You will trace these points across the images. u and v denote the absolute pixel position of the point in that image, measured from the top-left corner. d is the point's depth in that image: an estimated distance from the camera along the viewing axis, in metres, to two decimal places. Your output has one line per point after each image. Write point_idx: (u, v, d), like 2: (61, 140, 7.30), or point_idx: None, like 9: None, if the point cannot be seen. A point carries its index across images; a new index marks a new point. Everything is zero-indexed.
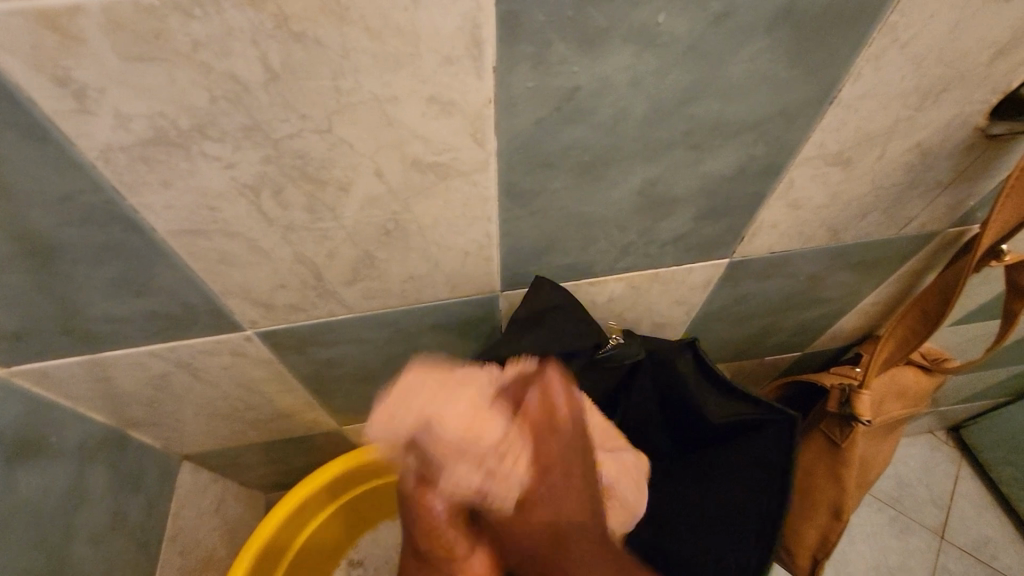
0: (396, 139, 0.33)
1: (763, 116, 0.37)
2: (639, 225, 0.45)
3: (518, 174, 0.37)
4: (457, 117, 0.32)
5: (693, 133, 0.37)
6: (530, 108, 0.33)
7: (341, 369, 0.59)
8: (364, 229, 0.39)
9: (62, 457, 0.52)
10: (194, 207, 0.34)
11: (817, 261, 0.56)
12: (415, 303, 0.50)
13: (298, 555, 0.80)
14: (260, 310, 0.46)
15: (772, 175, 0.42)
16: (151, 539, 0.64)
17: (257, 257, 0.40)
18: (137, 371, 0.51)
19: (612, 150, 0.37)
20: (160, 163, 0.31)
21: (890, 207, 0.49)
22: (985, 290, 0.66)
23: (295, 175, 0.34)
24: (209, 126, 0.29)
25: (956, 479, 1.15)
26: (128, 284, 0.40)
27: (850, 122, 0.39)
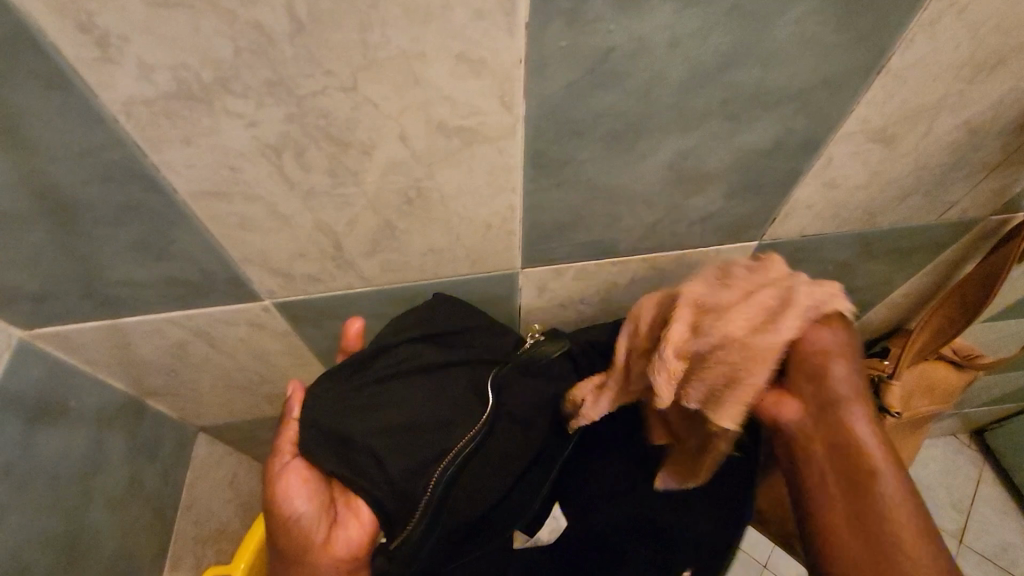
0: (422, 99, 0.32)
1: (805, 86, 0.35)
2: (667, 201, 0.44)
3: (545, 143, 0.36)
4: (485, 77, 0.31)
5: (731, 102, 0.35)
6: (562, 70, 0.32)
7: (358, 344, 0.59)
8: (386, 196, 0.38)
9: (81, 421, 0.52)
10: (216, 166, 0.34)
11: (850, 247, 0.54)
12: (434, 278, 0.49)
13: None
14: (279, 279, 0.46)
15: (810, 152, 0.41)
16: (166, 508, 0.65)
17: (277, 223, 0.39)
18: (156, 338, 0.51)
19: (644, 119, 0.36)
20: (183, 119, 0.30)
21: (932, 190, 0.47)
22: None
23: (318, 135, 0.33)
24: (233, 80, 0.29)
25: (978, 483, 1.12)
26: (148, 247, 0.39)
27: (897, 95, 0.37)
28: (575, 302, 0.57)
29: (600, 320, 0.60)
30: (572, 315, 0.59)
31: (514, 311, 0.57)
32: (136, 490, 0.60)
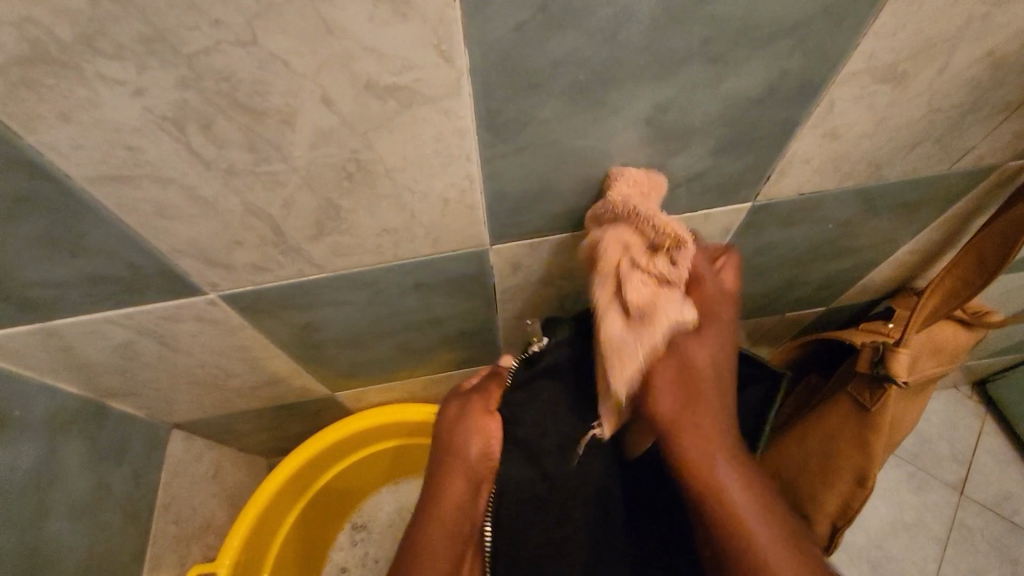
0: (341, 52, 0.26)
1: (802, 16, 0.29)
2: (647, 162, 0.39)
3: (499, 100, 0.31)
4: (415, 21, 0.26)
5: (714, 41, 0.30)
6: (507, 8, 0.26)
7: (325, 333, 0.55)
8: (321, 172, 0.33)
9: (29, 430, 0.49)
10: (109, 146, 0.29)
11: (854, 203, 0.49)
12: (395, 261, 0.44)
13: (278, 562, 0.79)
14: (219, 271, 0.41)
15: (807, 97, 0.35)
16: (140, 509, 0.62)
17: (201, 210, 0.35)
18: (98, 340, 0.47)
19: (612, 67, 0.30)
20: (50, 90, 0.25)
21: (946, 135, 0.42)
22: None
23: (224, 103, 0.28)
24: (98, 37, 0.23)
25: (979, 435, 1.10)
26: (56, 243, 0.35)
27: (910, 24, 0.31)
28: (554, 278, 0.52)
29: (583, 294, 0.56)
30: (552, 291, 0.55)
31: (489, 290, 0.52)
32: (103, 496, 0.57)
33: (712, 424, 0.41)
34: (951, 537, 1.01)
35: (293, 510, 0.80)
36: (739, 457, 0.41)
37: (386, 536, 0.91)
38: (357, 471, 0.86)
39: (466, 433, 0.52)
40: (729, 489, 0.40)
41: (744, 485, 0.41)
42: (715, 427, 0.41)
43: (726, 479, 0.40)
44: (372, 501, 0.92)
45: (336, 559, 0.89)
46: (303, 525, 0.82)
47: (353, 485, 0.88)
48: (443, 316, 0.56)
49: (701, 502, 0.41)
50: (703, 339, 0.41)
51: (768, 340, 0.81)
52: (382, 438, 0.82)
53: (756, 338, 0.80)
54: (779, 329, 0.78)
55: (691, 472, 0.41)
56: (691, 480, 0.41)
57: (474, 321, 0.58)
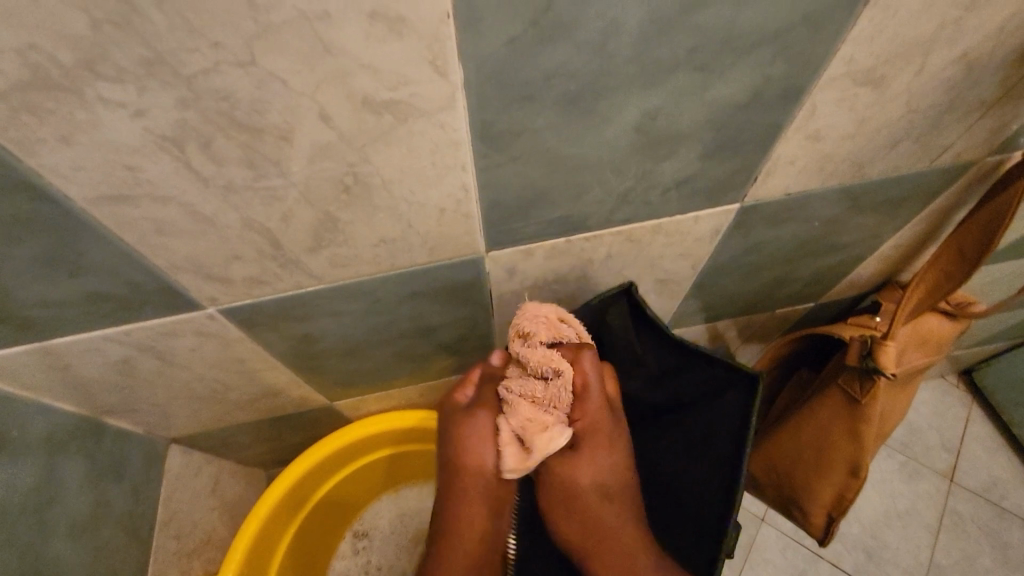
0: (338, 70, 0.27)
1: (783, 25, 0.31)
2: (638, 168, 0.39)
3: (493, 112, 0.32)
4: (410, 39, 0.26)
5: (700, 51, 0.31)
6: (500, 24, 0.27)
7: (323, 344, 0.55)
8: (320, 186, 0.34)
9: (27, 450, 0.49)
10: (109, 167, 0.29)
11: (838, 202, 0.51)
12: (393, 270, 0.45)
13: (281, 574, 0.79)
14: (218, 285, 0.41)
15: (790, 102, 0.36)
16: (140, 526, 0.62)
17: (201, 226, 0.35)
18: (96, 357, 0.47)
19: (602, 78, 0.31)
20: (50, 114, 0.25)
21: (924, 134, 0.43)
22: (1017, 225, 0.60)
23: (223, 122, 0.28)
24: (99, 61, 0.24)
25: (966, 422, 1.12)
26: (55, 263, 0.35)
27: (887, 29, 0.32)
28: (549, 282, 0.53)
29: (578, 296, 0.57)
30: (547, 294, 0.56)
31: (485, 296, 0.53)
32: (103, 514, 0.57)
33: (604, 455, 0.57)
34: (943, 523, 1.03)
35: (294, 521, 0.80)
36: (628, 512, 0.58)
37: (387, 543, 0.91)
38: (357, 480, 0.86)
39: (484, 451, 0.56)
40: (627, 537, 0.57)
41: (631, 519, 0.58)
42: (597, 471, 0.57)
43: (639, 550, 0.55)
44: (373, 509, 0.92)
45: (338, 568, 0.89)
46: (304, 535, 0.82)
47: (354, 493, 0.88)
48: (440, 323, 0.57)
49: (590, 528, 0.57)
50: (586, 383, 0.55)
51: (759, 336, 0.83)
52: (382, 445, 0.82)
53: (748, 334, 0.81)
54: (770, 325, 0.80)
55: (598, 531, 0.57)
56: (575, 488, 0.57)
57: (470, 326, 0.59)
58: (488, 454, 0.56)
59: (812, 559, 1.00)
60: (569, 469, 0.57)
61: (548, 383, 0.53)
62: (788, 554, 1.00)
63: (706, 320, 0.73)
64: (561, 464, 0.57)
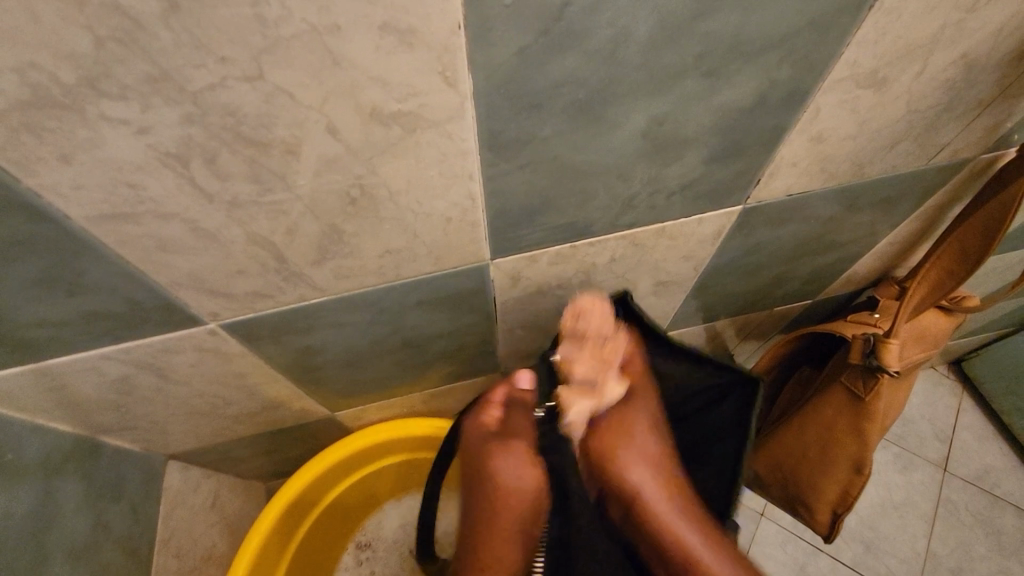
0: (347, 82, 0.26)
1: (791, 29, 0.31)
2: (643, 173, 0.39)
3: (502, 121, 0.31)
4: (420, 50, 0.26)
5: (708, 56, 0.31)
6: (510, 33, 0.26)
7: (325, 355, 0.54)
8: (326, 199, 0.33)
9: (23, 473, 0.47)
10: (111, 185, 0.28)
11: (838, 201, 0.51)
12: (396, 280, 0.44)
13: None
14: (220, 300, 0.41)
15: (795, 104, 0.37)
16: (140, 545, 0.60)
17: (203, 241, 0.34)
18: (93, 376, 0.46)
19: (611, 85, 0.31)
20: (51, 133, 0.25)
21: (922, 134, 0.44)
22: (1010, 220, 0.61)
23: (229, 137, 0.27)
24: (103, 79, 0.23)
25: (958, 412, 1.14)
26: (53, 282, 0.34)
27: (891, 32, 0.33)
28: (553, 287, 0.53)
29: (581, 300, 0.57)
30: (550, 300, 0.55)
31: (489, 303, 0.53)
32: (102, 535, 0.55)
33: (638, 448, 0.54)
34: (938, 513, 1.04)
35: (297, 533, 0.79)
36: (696, 521, 0.54)
37: (390, 553, 0.90)
38: (359, 490, 0.85)
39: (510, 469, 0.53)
40: (685, 530, 0.53)
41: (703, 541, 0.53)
42: (638, 459, 0.54)
43: (690, 540, 0.53)
44: (375, 519, 0.91)
45: None
46: (306, 550, 0.81)
47: (355, 504, 0.87)
48: (443, 331, 0.56)
49: (663, 540, 0.54)
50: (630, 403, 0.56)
51: (757, 334, 0.83)
52: (382, 455, 0.82)
53: (746, 333, 0.82)
54: (768, 324, 0.80)
55: (644, 523, 0.54)
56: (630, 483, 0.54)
57: (473, 334, 0.59)
58: (518, 475, 0.53)
59: (812, 553, 1.00)
60: (636, 479, 0.54)
61: (590, 347, 0.54)
62: (789, 548, 1.01)
63: (705, 320, 0.73)
64: (607, 469, 0.55)
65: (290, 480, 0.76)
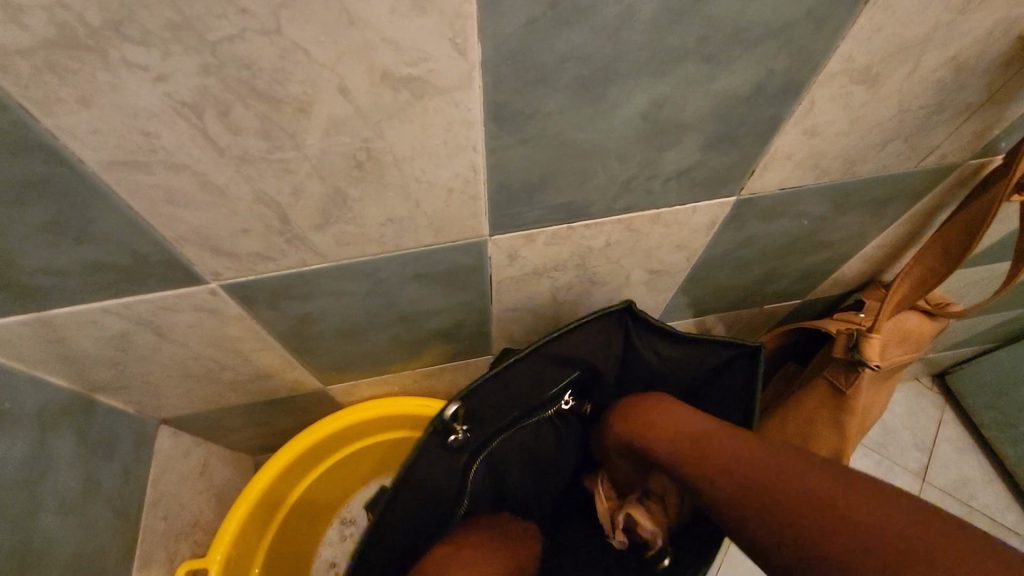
0: (361, 43, 0.28)
1: (789, 20, 0.32)
2: (643, 156, 0.41)
3: (508, 94, 0.32)
4: (433, 14, 0.27)
5: (709, 40, 0.32)
6: (520, 6, 0.28)
7: (323, 324, 0.55)
8: (333, 161, 0.34)
9: (19, 423, 0.48)
10: (126, 131, 0.29)
11: (830, 198, 0.53)
12: (396, 251, 0.45)
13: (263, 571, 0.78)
14: (223, 259, 0.42)
15: (791, 96, 0.38)
16: (130, 505, 0.61)
17: (211, 196, 0.35)
18: (93, 330, 0.46)
19: (614, 65, 0.32)
20: (73, 74, 0.26)
21: (913, 135, 0.45)
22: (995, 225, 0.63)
23: (244, 91, 0.28)
24: (126, 23, 0.24)
25: (939, 424, 1.16)
26: (63, 228, 0.35)
27: (884, 29, 0.34)
28: (549, 269, 0.54)
29: (576, 284, 0.58)
30: (546, 282, 0.57)
31: (485, 281, 0.54)
32: (93, 492, 0.56)
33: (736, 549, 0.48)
34: None
35: (281, 506, 0.80)
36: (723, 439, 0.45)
37: None
38: (346, 466, 0.86)
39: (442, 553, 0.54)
40: (717, 426, 0.47)
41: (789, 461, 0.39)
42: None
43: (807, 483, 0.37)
44: (361, 496, 0.91)
45: (323, 556, 0.88)
46: (292, 521, 0.82)
47: (342, 479, 0.87)
48: (439, 308, 0.57)
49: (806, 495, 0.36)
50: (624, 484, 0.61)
51: (747, 332, 0.85)
52: (371, 432, 0.82)
53: (735, 330, 0.83)
54: (757, 322, 0.82)
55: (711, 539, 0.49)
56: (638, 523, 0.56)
57: (467, 312, 0.60)
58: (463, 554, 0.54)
59: None
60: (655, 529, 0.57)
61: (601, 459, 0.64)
62: None
63: (695, 314, 0.75)
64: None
65: (275, 454, 0.77)
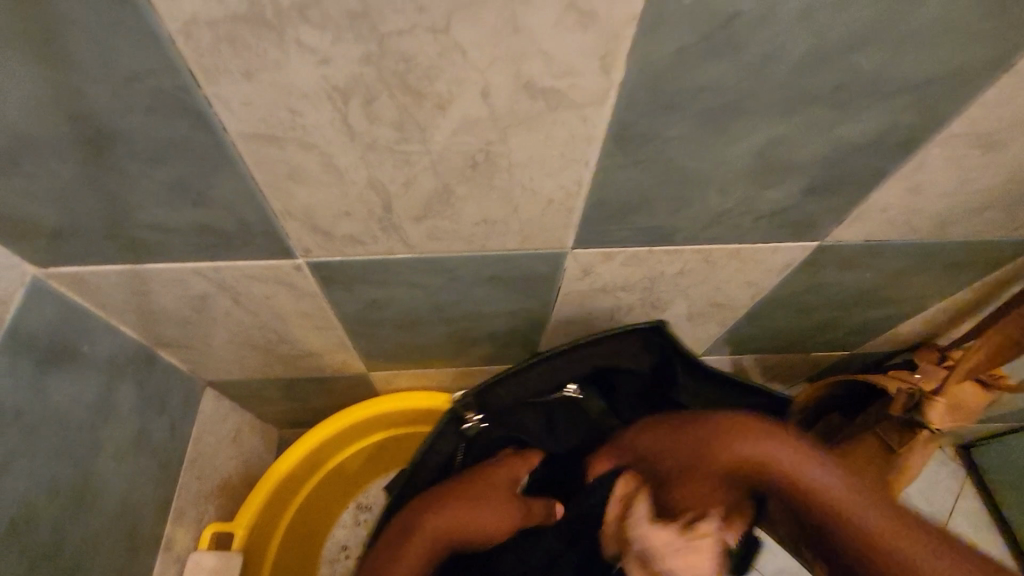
0: (516, 51, 0.28)
1: (927, 79, 0.32)
2: (742, 192, 0.41)
3: (636, 116, 0.33)
4: (592, 32, 0.28)
5: (843, 89, 0.32)
6: (676, 35, 0.28)
7: (386, 312, 0.56)
8: (451, 159, 0.35)
9: (93, 367, 0.50)
10: (275, 106, 0.30)
11: (911, 256, 0.52)
12: (479, 251, 0.46)
13: (280, 546, 0.80)
14: (317, 238, 0.43)
15: (905, 151, 0.38)
16: (172, 461, 0.62)
17: (328, 177, 0.36)
18: (177, 289, 0.48)
19: (746, 100, 0.33)
20: (248, 48, 0.27)
21: (1012, 205, 0.45)
22: None
23: (393, 82, 0.29)
24: (312, 6, 0.25)
25: (957, 496, 1.13)
26: (185, 189, 0.36)
27: (1016, 99, 0.34)
28: (617, 288, 0.54)
29: (638, 307, 0.58)
30: (610, 300, 0.57)
31: (553, 291, 0.54)
32: (143, 444, 0.57)
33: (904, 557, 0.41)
34: None
35: (304, 484, 0.81)
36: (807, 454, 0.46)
37: None
38: (370, 454, 0.86)
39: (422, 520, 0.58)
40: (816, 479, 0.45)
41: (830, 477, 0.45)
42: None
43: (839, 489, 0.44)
44: (379, 485, 0.91)
45: (337, 536, 0.89)
46: (312, 500, 0.83)
47: (364, 466, 0.88)
48: (500, 311, 0.58)
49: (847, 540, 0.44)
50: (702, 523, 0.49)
51: (785, 376, 0.84)
52: (400, 423, 0.83)
53: (775, 373, 0.82)
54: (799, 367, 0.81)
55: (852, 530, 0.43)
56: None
57: (525, 319, 0.60)
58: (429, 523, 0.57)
59: None
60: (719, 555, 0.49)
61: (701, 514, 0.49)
62: None
63: (734, 350, 0.74)
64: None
65: (306, 433, 0.77)
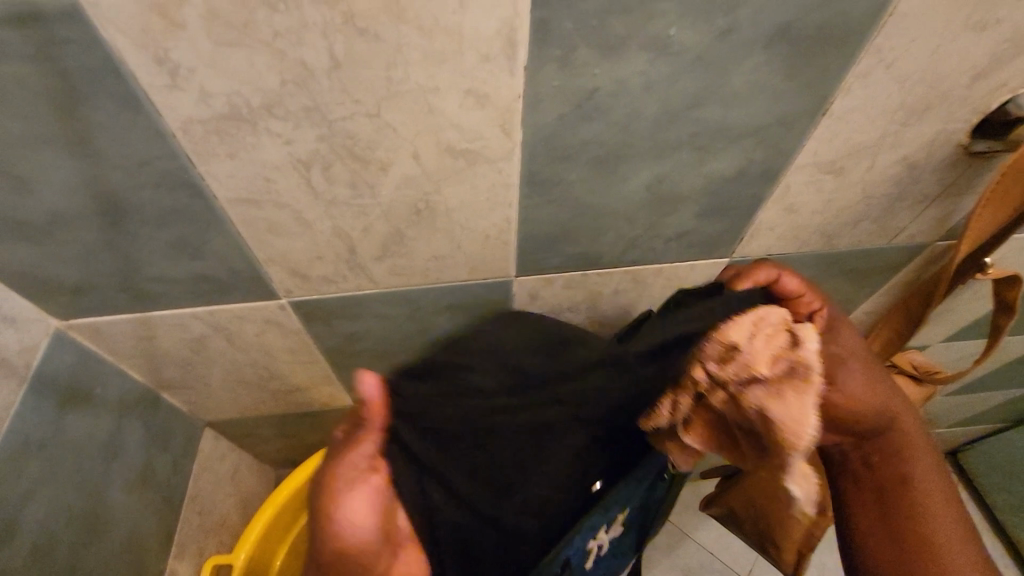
0: (434, 125, 0.37)
1: (762, 123, 0.41)
2: (646, 219, 0.49)
3: (539, 165, 0.42)
4: (489, 108, 0.37)
5: (698, 136, 0.41)
6: (554, 106, 0.37)
7: (363, 344, 0.64)
8: (398, 208, 0.44)
9: (104, 406, 0.57)
10: (254, 177, 0.39)
11: (815, 265, 0.60)
12: (436, 284, 0.54)
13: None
14: (296, 280, 0.51)
15: (771, 179, 0.46)
16: (174, 495, 0.68)
17: (300, 228, 0.44)
18: (178, 332, 0.56)
19: (625, 149, 0.41)
20: (231, 136, 0.36)
21: (881, 217, 0.53)
22: (969, 294, 0.69)
23: (343, 153, 0.38)
24: (276, 105, 0.34)
25: None
26: (184, 246, 0.44)
27: (842, 134, 0.43)
28: (564, 310, 0.62)
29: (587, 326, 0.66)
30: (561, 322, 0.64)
31: None
32: (149, 477, 0.63)
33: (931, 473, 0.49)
34: None
35: (299, 516, 0.85)
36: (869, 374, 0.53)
37: None
38: None
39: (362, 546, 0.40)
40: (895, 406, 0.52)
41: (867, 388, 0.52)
42: (942, 489, 0.48)
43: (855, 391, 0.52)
44: None
45: None
46: (306, 531, 0.87)
47: None
48: None
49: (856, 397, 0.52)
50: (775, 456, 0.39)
51: None
52: None
53: None
54: None
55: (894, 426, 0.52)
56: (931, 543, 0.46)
57: None
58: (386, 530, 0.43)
59: None
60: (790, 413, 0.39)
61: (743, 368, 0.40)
62: None
63: None
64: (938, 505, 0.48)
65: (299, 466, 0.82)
